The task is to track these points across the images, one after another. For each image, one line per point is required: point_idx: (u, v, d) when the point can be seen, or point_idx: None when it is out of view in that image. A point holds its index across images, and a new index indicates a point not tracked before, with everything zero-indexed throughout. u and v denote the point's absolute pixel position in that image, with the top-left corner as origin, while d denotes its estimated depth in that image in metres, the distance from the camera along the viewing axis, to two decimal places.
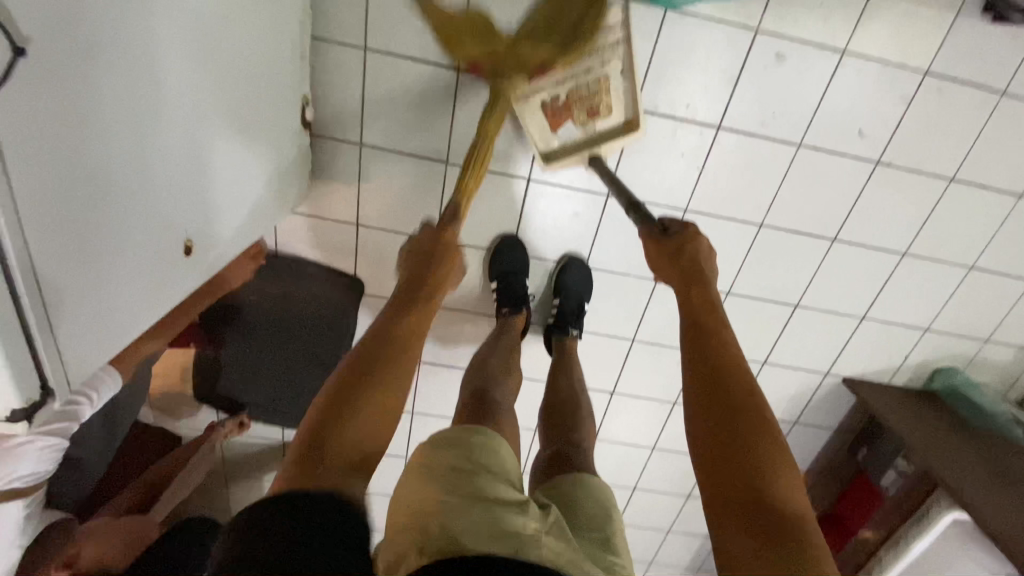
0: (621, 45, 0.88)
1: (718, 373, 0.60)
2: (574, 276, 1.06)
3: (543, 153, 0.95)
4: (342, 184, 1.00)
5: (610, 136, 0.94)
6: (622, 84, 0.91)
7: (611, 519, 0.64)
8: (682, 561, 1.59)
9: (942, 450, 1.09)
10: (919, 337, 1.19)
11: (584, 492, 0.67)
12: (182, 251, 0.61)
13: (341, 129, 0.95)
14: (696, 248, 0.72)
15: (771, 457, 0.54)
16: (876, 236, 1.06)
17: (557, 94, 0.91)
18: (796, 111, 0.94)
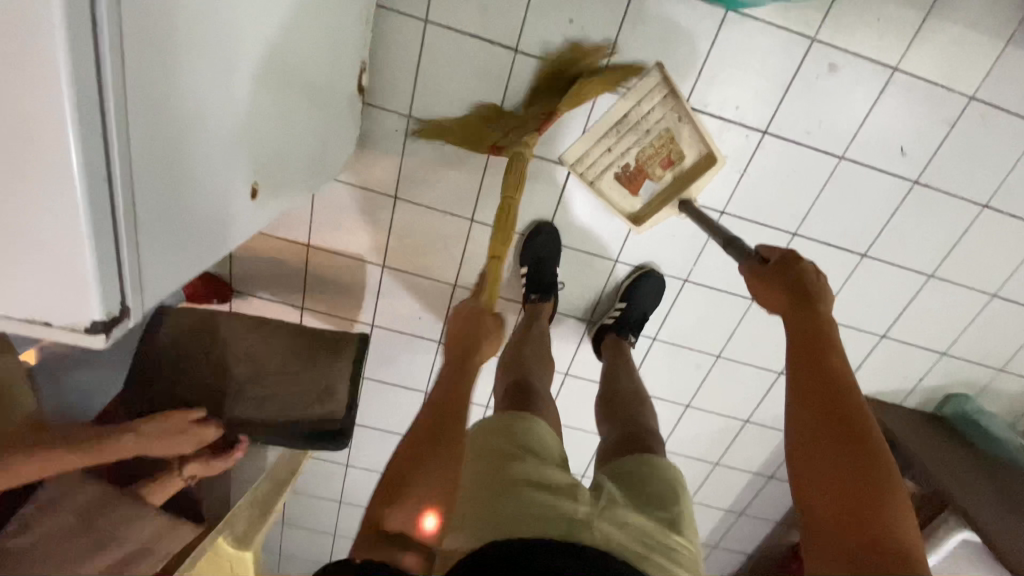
0: (669, 98, 0.96)
1: (830, 401, 0.63)
2: (647, 286, 1.09)
3: (631, 215, 1.05)
4: (386, 154, 1.00)
5: (692, 178, 1.00)
6: (685, 129, 0.98)
7: (679, 506, 0.74)
8: None
9: (953, 472, 1.11)
10: (936, 360, 1.20)
11: (657, 474, 0.79)
12: (250, 196, 0.62)
13: (394, 99, 0.95)
14: (803, 274, 0.74)
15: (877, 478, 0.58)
16: (905, 256, 1.08)
17: (628, 161, 1.01)
18: (842, 124, 0.96)
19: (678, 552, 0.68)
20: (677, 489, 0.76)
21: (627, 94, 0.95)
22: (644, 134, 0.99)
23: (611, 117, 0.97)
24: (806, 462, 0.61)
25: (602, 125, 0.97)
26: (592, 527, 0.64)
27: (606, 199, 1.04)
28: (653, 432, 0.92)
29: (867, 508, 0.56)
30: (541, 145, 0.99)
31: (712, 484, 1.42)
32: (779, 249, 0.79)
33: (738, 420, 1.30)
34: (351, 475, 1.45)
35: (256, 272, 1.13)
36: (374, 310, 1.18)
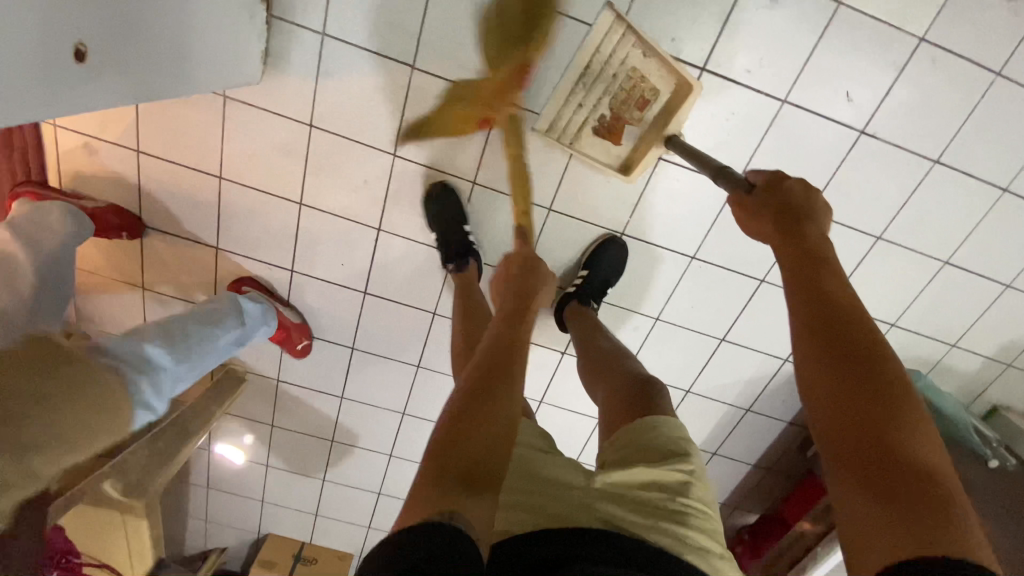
0: (630, 35, 0.88)
1: (832, 333, 0.61)
2: (609, 254, 1.05)
3: (621, 167, 0.99)
4: (297, 76, 0.93)
5: (670, 115, 0.93)
6: (652, 66, 0.91)
7: (687, 466, 0.73)
8: None
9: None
10: (885, 331, 1.15)
11: (652, 435, 0.76)
12: (71, 57, 0.58)
13: (304, 13, 0.89)
14: (789, 195, 0.73)
15: (897, 417, 0.55)
16: (853, 214, 1.02)
17: (602, 113, 0.95)
18: (784, 61, 0.90)
19: (685, 513, 0.68)
20: (685, 447, 0.75)
21: (587, 30, 0.89)
22: (612, 80, 0.92)
23: (564, 53, 0.91)
24: (811, 397, 0.60)
25: (563, 65, 0.92)
26: (591, 510, 0.66)
27: (591, 155, 0.98)
28: (650, 378, 0.89)
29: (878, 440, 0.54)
30: (478, 75, 0.93)
31: None
32: (765, 171, 0.78)
33: (678, 389, 1.24)
34: (276, 437, 1.38)
35: (167, 205, 1.06)
36: (294, 254, 1.11)
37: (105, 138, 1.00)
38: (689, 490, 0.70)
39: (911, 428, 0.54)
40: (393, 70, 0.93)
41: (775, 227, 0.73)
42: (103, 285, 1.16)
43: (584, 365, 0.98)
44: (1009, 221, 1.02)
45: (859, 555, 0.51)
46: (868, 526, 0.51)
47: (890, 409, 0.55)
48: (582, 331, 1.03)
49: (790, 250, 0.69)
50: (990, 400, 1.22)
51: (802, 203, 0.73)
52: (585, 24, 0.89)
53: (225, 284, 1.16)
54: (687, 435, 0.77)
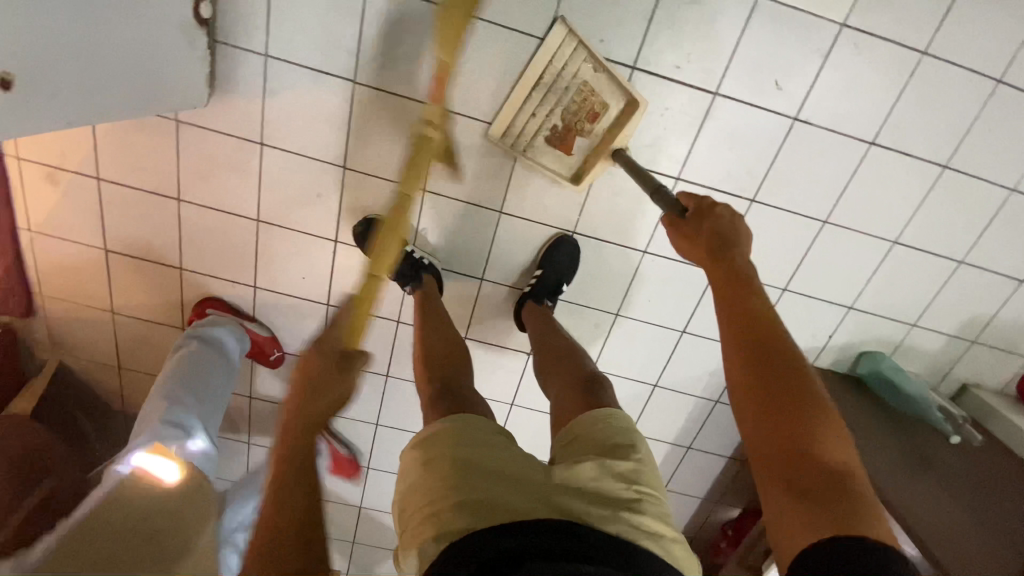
0: (582, 50, 0.92)
1: (759, 346, 0.65)
2: (561, 252, 1.07)
3: (571, 176, 1.02)
4: (244, 97, 0.97)
5: (618, 129, 0.97)
6: (602, 81, 0.95)
7: (638, 454, 0.67)
8: None
9: (855, 428, 1.04)
10: (843, 315, 1.15)
11: (602, 427, 0.71)
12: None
13: (245, 37, 0.92)
14: (720, 218, 0.76)
15: (815, 421, 0.58)
16: (796, 200, 1.04)
17: (555, 123, 0.98)
18: (711, 54, 0.92)
19: (638, 503, 0.62)
20: (631, 438, 0.69)
21: (531, 43, 0.93)
22: (564, 93, 0.97)
23: (498, 61, 0.94)
24: (740, 407, 0.63)
25: (511, 75, 0.95)
26: (549, 504, 0.58)
27: (542, 164, 1.01)
28: (596, 374, 0.88)
29: (795, 443, 0.57)
30: (417, 88, 0.96)
31: None
32: (696, 197, 0.81)
33: (646, 384, 1.25)
34: (254, 455, 1.39)
35: (130, 230, 1.09)
36: (256, 270, 1.13)
37: (66, 168, 1.03)
38: (641, 478, 0.64)
39: (827, 429, 0.58)
40: (334, 86, 0.96)
41: (706, 251, 0.76)
42: (73, 312, 1.19)
43: (540, 363, 0.99)
44: (953, 197, 1.04)
45: (782, 549, 0.54)
46: (786, 520, 0.54)
47: (807, 415, 0.58)
48: (539, 331, 1.04)
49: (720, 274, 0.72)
50: (959, 378, 1.22)
51: (729, 226, 0.76)
52: (536, 40, 0.92)
53: (192, 304, 1.18)
54: (632, 424, 0.72)
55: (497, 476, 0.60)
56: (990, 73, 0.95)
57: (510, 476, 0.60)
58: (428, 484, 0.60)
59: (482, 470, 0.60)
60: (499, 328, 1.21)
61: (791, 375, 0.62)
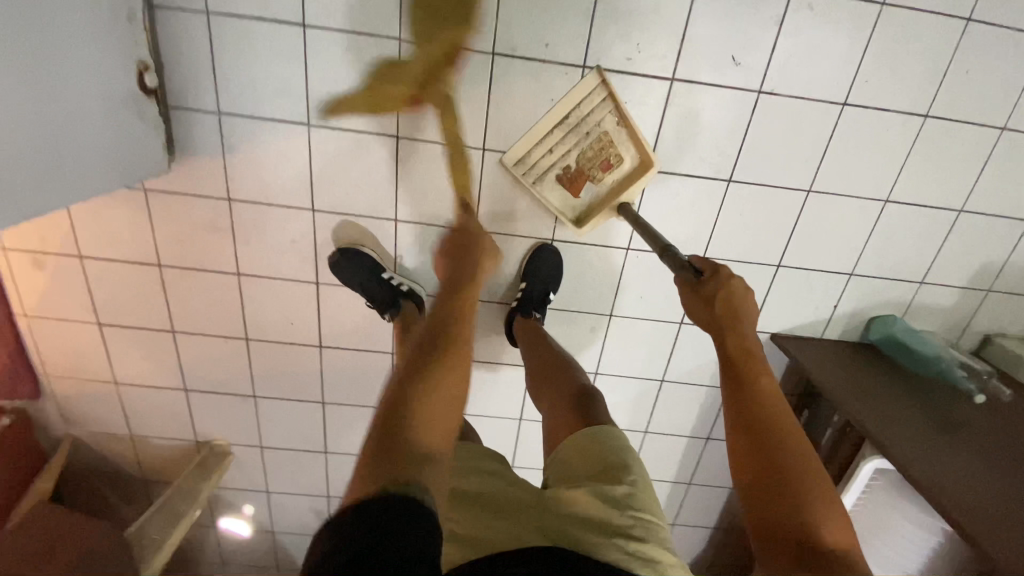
0: (609, 102, 0.95)
1: (761, 421, 0.62)
2: (541, 262, 1.05)
3: (573, 218, 1.03)
4: (205, 157, 0.98)
5: (630, 182, 0.99)
6: (624, 135, 0.97)
7: (633, 474, 0.60)
8: None
9: (870, 404, 0.98)
10: (845, 283, 1.12)
11: (597, 445, 0.65)
12: None
13: (196, 98, 0.93)
14: (731, 291, 0.71)
15: (816, 496, 0.55)
16: (775, 174, 1.01)
17: (568, 164, 1.00)
18: (659, 41, 0.90)
19: (632, 528, 0.54)
20: (624, 456, 0.63)
21: (485, 58, 0.91)
22: (584, 137, 0.98)
23: (447, 81, 0.92)
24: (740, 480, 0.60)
25: (484, 99, 0.94)
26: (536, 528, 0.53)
27: (547, 201, 1.01)
28: (589, 390, 0.85)
29: (796, 522, 0.54)
30: (372, 120, 0.95)
31: (649, 454, 1.33)
32: (710, 261, 0.74)
33: (652, 381, 1.22)
34: (275, 502, 1.39)
35: (118, 300, 1.11)
36: (246, 323, 1.14)
37: (49, 251, 1.05)
38: (637, 500, 0.58)
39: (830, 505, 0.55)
40: (291, 132, 0.96)
41: (708, 318, 0.71)
42: (78, 387, 1.20)
43: (532, 378, 0.96)
44: (940, 146, 0.99)
45: None
46: None
47: (811, 491, 0.56)
48: (528, 345, 1.02)
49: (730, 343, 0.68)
50: (979, 331, 1.16)
51: (739, 300, 0.70)
52: (494, 55, 0.91)
53: (189, 365, 1.19)
54: (626, 442, 0.65)
55: (487, 505, 0.58)
56: (959, 12, 0.90)
57: (500, 504, 0.57)
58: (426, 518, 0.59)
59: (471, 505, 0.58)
60: (493, 346, 1.19)
61: (795, 454, 0.59)
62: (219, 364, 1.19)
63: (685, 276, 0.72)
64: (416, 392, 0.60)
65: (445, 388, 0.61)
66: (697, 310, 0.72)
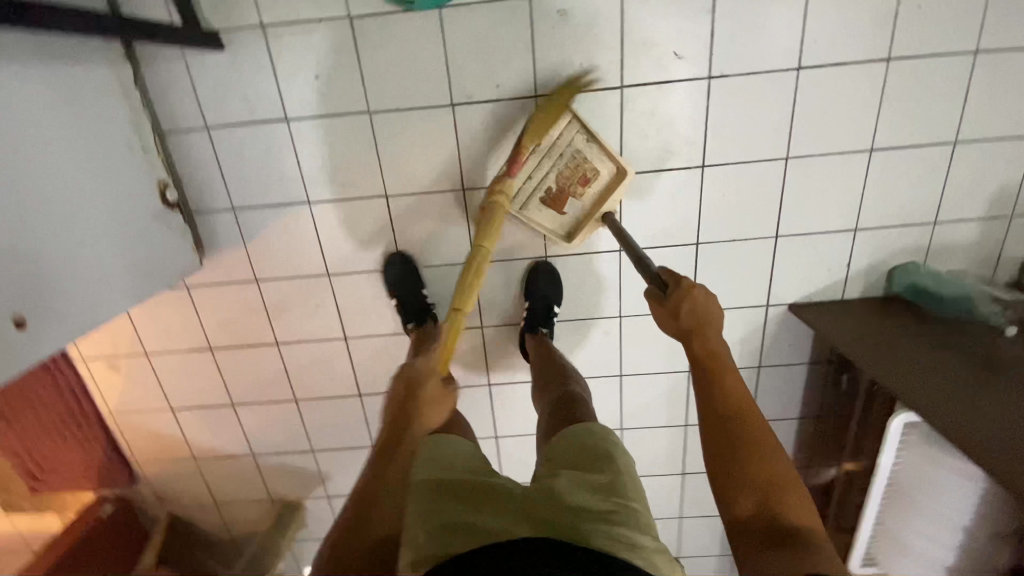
0: (574, 121, 0.98)
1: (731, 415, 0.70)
2: (540, 280, 1.10)
3: (562, 234, 1.07)
4: (230, 248, 1.11)
5: (610, 191, 1.02)
6: (595, 149, 1.00)
7: (616, 466, 0.68)
8: (713, 546, 1.46)
9: (890, 360, 0.95)
10: (851, 239, 1.09)
11: (587, 441, 0.73)
12: (13, 325, 0.73)
13: (212, 201, 1.07)
14: (697, 302, 0.75)
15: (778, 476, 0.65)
16: (747, 150, 1.02)
17: (549, 185, 1.03)
18: (600, 55, 0.95)
19: (613, 512, 0.61)
20: (609, 453, 0.70)
21: (445, 111, 1.00)
22: (559, 158, 1.02)
23: (417, 140, 1.02)
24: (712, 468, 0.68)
25: (453, 146, 1.02)
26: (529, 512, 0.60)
27: (537, 223, 1.05)
28: (579, 396, 0.90)
29: (762, 501, 0.64)
30: (360, 186, 1.06)
31: (695, 446, 1.32)
32: (672, 274, 0.77)
33: (679, 372, 1.23)
34: None
35: (183, 386, 1.26)
36: (292, 385, 1.26)
37: (121, 354, 1.22)
38: (620, 492, 0.64)
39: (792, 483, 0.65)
40: (294, 211, 1.08)
41: (677, 329, 0.76)
42: (164, 468, 1.36)
43: (538, 394, 1.01)
44: (913, 85, 0.97)
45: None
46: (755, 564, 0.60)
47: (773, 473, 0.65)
48: (540, 361, 1.07)
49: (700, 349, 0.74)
50: (1015, 259, 1.09)
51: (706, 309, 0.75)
52: (453, 106, 0.99)
53: (252, 433, 1.32)
54: (613, 439, 0.73)
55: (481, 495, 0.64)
56: None
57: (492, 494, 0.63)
58: (418, 509, 0.64)
59: (462, 494, 0.64)
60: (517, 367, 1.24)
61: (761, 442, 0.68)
62: (277, 427, 1.31)
63: (651, 292, 0.77)
64: (356, 536, 0.61)
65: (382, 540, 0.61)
66: (667, 322, 0.76)
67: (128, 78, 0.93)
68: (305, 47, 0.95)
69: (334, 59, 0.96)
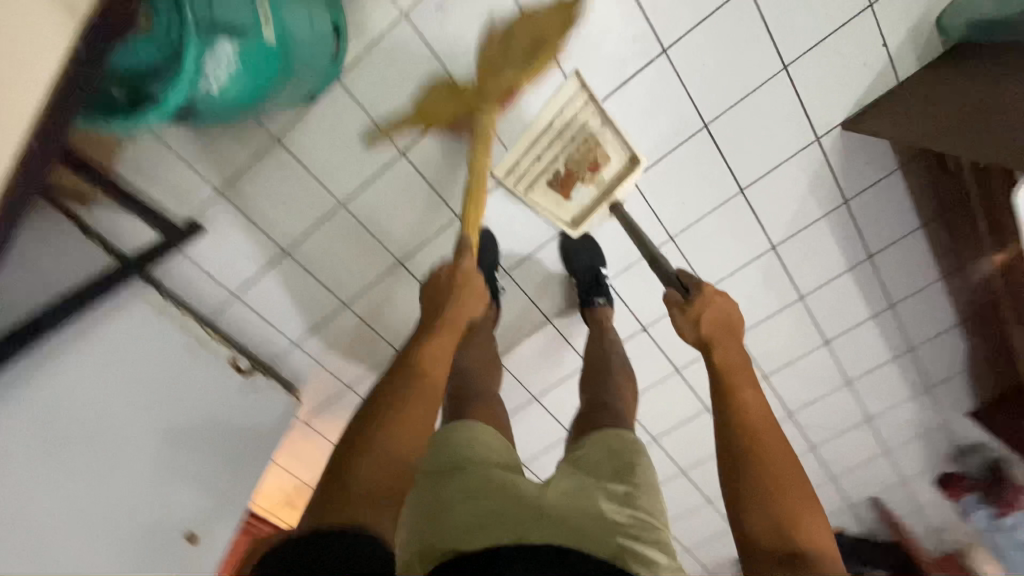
0: (592, 103, 0.96)
1: (750, 425, 0.64)
2: (581, 256, 1.06)
3: (566, 220, 1.05)
4: (315, 374, 1.21)
5: (619, 178, 1.01)
6: (609, 134, 0.98)
7: (635, 477, 0.60)
8: (901, 392, 1.33)
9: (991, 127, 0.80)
10: (871, 19, 0.92)
11: (610, 449, 0.65)
12: (187, 542, 0.90)
13: (278, 347, 1.16)
14: (720, 307, 0.74)
15: (796, 497, 0.59)
16: (699, 7, 0.89)
17: (557, 167, 1.01)
18: (497, 20, 0.89)
19: (633, 525, 0.53)
20: (631, 464, 0.62)
21: (399, 160, 0.99)
22: (569, 139, 0.99)
23: (392, 200, 1.02)
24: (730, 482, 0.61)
25: (425, 187, 1.01)
26: (543, 517, 0.51)
27: (542, 206, 1.04)
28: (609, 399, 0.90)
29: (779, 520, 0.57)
30: (373, 268, 1.09)
31: (823, 311, 1.21)
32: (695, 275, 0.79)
33: (762, 253, 1.13)
34: None
35: None
36: None
37: (293, 493, 1.40)
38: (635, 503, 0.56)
39: (810, 507, 0.59)
40: (340, 318, 1.14)
41: (694, 339, 0.74)
42: None
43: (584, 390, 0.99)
44: None
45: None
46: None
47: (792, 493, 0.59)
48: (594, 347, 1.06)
49: (717, 358, 0.71)
50: None
51: (731, 313, 0.75)
52: (403, 153, 0.98)
53: None
54: (636, 445, 0.66)
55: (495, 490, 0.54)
56: None
57: (511, 492, 0.53)
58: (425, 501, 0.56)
59: (477, 487, 0.54)
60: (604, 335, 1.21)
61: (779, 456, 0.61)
62: None
63: (673, 296, 0.77)
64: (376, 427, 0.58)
65: (413, 435, 0.58)
66: (689, 329, 0.74)
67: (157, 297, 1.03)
68: (261, 186, 0.99)
69: (286, 179, 0.99)
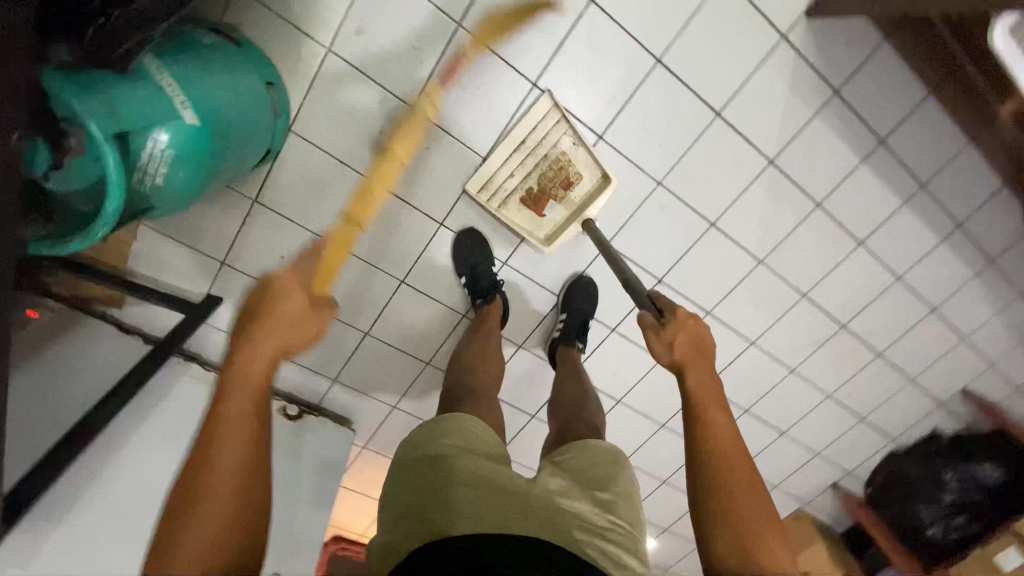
0: (563, 121, 0.97)
1: (722, 453, 0.62)
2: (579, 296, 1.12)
3: (540, 237, 1.08)
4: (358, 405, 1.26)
5: (591, 197, 1.03)
6: (581, 154, 1.00)
7: (617, 482, 0.62)
8: (962, 273, 1.22)
9: None
10: None
11: (591, 456, 0.66)
12: None
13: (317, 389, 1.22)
14: (694, 328, 0.73)
15: (767, 528, 0.57)
16: None
17: (530, 186, 1.03)
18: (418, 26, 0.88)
19: (611, 531, 0.55)
20: (612, 472, 0.63)
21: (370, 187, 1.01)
22: (541, 159, 1.01)
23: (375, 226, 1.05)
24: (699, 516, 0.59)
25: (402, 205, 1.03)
26: (528, 513, 0.51)
27: (515, 223, 1.06)
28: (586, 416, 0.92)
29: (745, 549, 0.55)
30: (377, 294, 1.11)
31: (847, 213, 1.13)
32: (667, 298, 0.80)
33: (762, 171, 1.06)
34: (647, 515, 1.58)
35: None
36: None
37: None
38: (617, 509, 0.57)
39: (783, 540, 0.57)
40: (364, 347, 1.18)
41: (668, 361, 0.72)
42: None
43: (567, 407, 1.00)
44: None
45: None
46: None
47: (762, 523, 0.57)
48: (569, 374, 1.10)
49: (690, 384, 0.68)
50: None
51: (705, 338, 0.73)
52: None
53: None
54: (619, 454, 0.67)
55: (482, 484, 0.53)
56: None
57: (497, 487, 0.53)
58: (408, 493, 0.55)
59: (463, 477, 0.54)
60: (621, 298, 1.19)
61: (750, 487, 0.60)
62: None
63: (648, 317, 0.76)
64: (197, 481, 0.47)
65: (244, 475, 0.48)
66: (662, 353, 0.72)
67: (199, 369, 1.11)
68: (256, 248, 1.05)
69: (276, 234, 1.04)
